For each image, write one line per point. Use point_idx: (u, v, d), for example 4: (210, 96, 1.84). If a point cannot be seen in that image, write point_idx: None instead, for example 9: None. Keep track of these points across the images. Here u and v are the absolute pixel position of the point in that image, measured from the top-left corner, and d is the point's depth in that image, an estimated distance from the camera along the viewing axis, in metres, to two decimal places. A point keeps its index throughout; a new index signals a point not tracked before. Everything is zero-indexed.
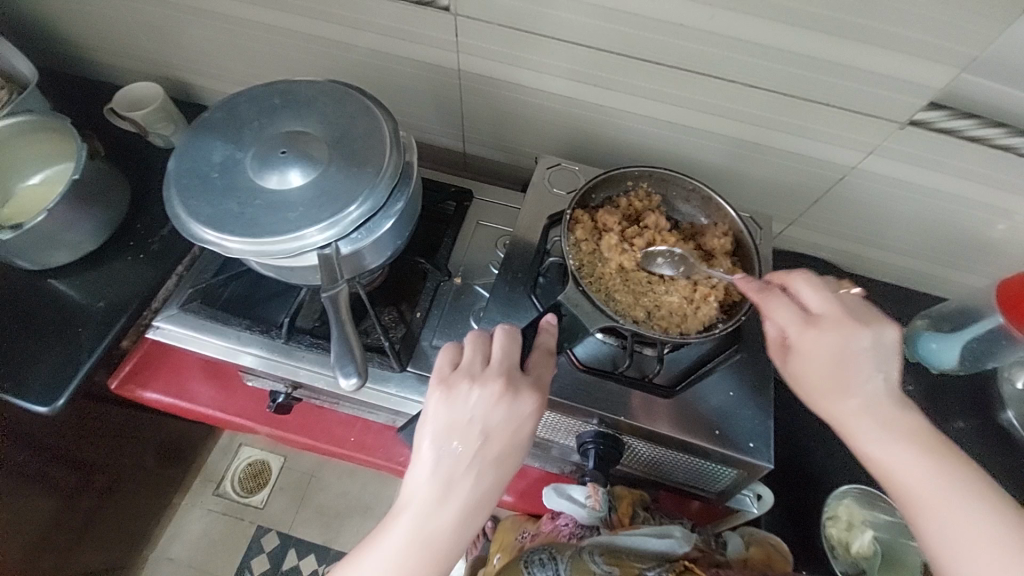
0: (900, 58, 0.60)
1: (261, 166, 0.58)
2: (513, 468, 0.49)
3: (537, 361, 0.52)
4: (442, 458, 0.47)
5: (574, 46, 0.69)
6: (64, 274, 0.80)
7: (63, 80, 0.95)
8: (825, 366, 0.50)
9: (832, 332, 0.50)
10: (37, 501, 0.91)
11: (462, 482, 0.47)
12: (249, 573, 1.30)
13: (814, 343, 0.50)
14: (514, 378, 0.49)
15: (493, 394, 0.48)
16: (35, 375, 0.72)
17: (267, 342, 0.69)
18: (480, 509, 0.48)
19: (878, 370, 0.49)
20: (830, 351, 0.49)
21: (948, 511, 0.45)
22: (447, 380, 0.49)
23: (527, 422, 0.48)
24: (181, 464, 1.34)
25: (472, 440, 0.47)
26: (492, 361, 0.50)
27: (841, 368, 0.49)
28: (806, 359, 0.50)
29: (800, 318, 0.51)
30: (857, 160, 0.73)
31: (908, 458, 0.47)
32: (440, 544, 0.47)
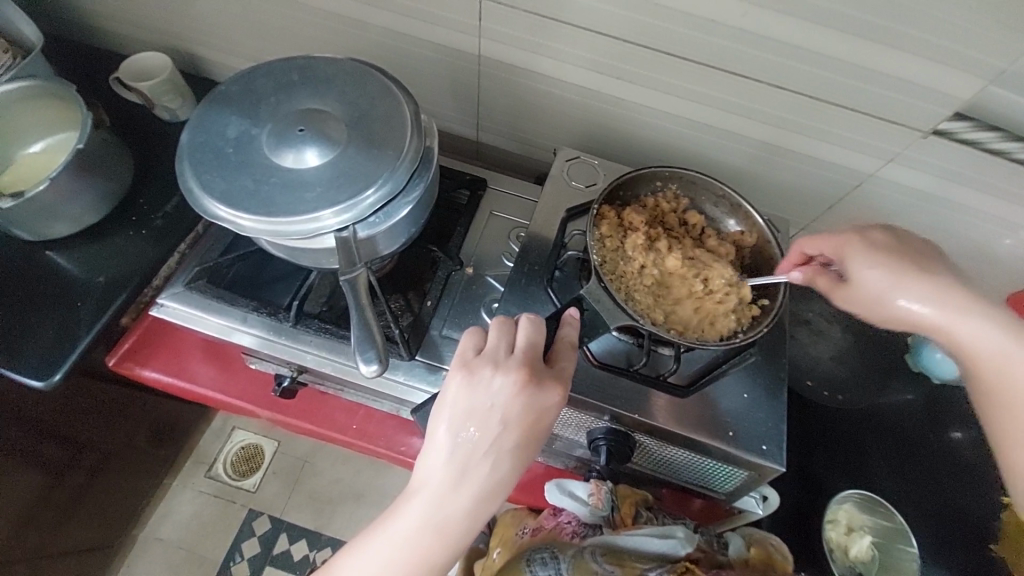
0: (929, 65, 0.59)
1: (277, 143, 0.57)
2: (529, 459, 0.48)
3: (559, 354, 0.51)
4: (459, 444, 0.45)
5: (599, 36, 0.68)
6: (64, 247, 0.77)
7: (66, 47, 0.93)
8: (896, 274, 0.50)
9: (873, 250, 0.52)
10: (28, 476, 0.89)
11: (477, 470, 0.45)
12: (239, 556, 1.29)
13: (876, 258, 0.52)
14: (536, 368, 0.48)
15: (516, 382, 0.47)
16: (31, 349, 0.70)
17: (273, 325, 0.68)
18: (492, 499, 0.46)
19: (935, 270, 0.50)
20: (893, 259, 0.51)
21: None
22: (469, 365, 0.48)
23: (547, 413, 0.47)
24: (173, 444, 1.32)
25: (490, 427, 0.46)
26: (516, 349, 0.49)
27: (913, 271, 0.50)
28: (852, 276, 0.53)
29: (848, 239, 0.55)
30: (876, 168, 0.73)
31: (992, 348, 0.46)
32: (450, 531, 0.46)
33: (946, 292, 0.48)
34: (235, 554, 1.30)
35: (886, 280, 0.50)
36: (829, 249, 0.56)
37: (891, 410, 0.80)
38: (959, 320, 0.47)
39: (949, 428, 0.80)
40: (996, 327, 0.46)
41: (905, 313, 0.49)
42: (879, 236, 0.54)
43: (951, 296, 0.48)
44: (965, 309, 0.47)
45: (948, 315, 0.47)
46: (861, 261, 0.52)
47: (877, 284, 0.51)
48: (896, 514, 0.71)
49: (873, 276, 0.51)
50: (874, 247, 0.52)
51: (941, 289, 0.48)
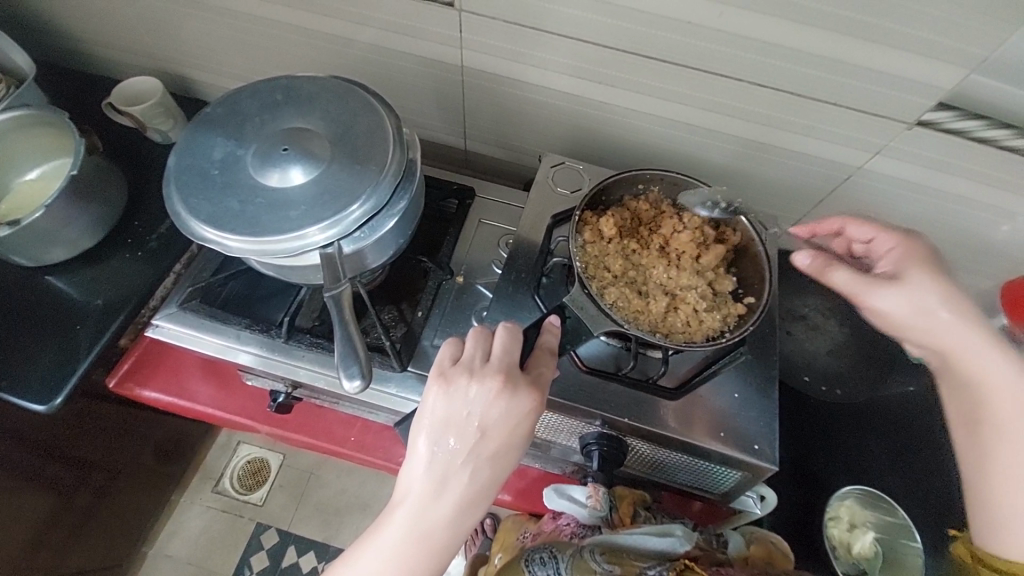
0: (909, 58, 0.59)
1: (262, 162, 0.58)
2: (509, 465, 0.48)
3: (537, 360, 0.51)
4: (437, 454, 0.46)
5: (580, 42, 0.68)
6: (61, 272, 0.79)
7: (60, 75, 0.94)
8: (941, 287, 0.53)
9: (919, 260, 0.55)
10: (35, 498, 0.90)
11: (456, 479, 0.46)
12: (248, 570, 1.30)
13: (931, 269, 0.55)
14: (513, 375, 0.48)
15: (492, 390, 0.47)
16: (31, 375, 0.71)
17: (266, 341, 0.68)
18: (474, 506, 0.47)
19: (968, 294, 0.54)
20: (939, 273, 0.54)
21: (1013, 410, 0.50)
22: (446, 374, 0.48)
23: (526, 418, 0.47)
24: (180, 461, 1.33)
25: (468, 436, 0.46)
26: (491, 357, 0.49)
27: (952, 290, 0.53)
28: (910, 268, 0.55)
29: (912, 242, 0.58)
30: (863, 160, 0.72)
31: (998, 365, 0.51)
32: (433, 540, 0.46)
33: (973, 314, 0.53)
34: (244, 568, 1.30)
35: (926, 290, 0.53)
36: (882, 240, 0.60)
37: (890, 402, 0.79)
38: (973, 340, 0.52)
39: None
40: (1004, 359, 0.51)
41: (930, 319, 0.53)
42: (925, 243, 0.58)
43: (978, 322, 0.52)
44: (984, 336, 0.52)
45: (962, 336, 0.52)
46: (910, 267, 0.55)
47: (915, 293, 0.53)
48: (898, 509, 0.71)
49: (910, 286, 0.54)
50: (920, 256, 0.56)
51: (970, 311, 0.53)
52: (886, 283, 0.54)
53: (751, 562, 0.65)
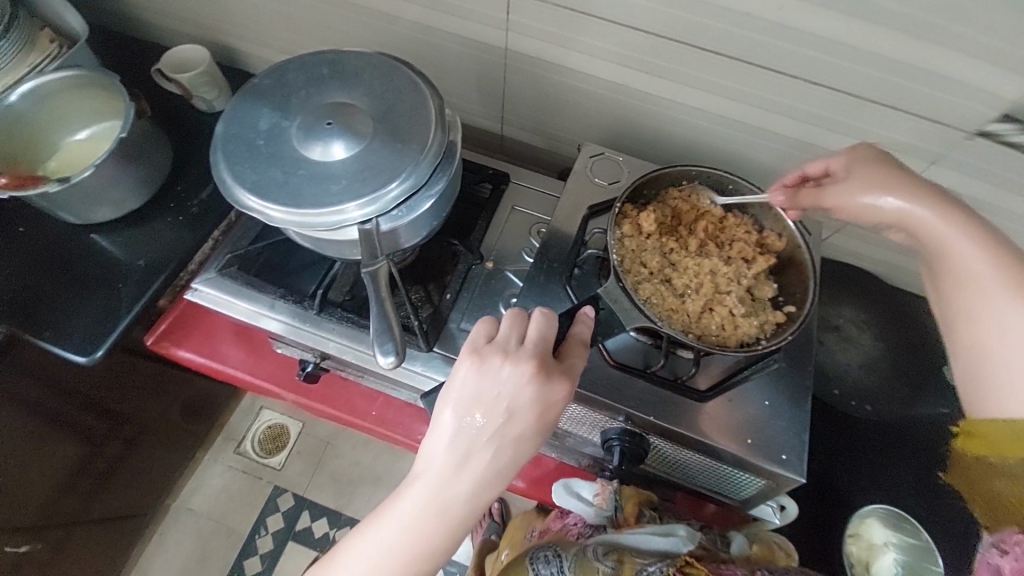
0: (979, 66, 0.56)
1: (306, 136, 0.58)
2: (533, 450, 0.48)
3: (571, 348, 0.50)
4: (464, 430, 0.46)
5: (629, 30, 0.67)
6: (107, 231, 0.82)
7: (114, 40, 0.97)
8: (893, 184, 0.49)
9: (865, 167, 0.52)
10: (72, 443, 0.95)
11: (480, 456, 0.46)
12: (264, 529, 1.35)
13: (882, 177, 0.50)
14: (546, 361, 0.48)
15: (525, 373, 0.47)
16: (76, 327, 0.75)
17: (299, 312, 0.70)
18: (493, 485, 0.47)
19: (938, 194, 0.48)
20: (896, 176, 0.50)
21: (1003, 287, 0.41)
22: (479, 351, 0.48)
23: (553, 406, 0.47)
24: (205, 420, 1.38)
25: (496, 415, 0.46)
26: (526, 340, 0.49)
27: (912, 181, 0.49)
28: (869, 170, 0.51)
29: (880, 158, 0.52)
30: (917, 169, 0.69)
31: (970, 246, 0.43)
32: (451, 513, 0.46)
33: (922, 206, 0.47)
34: (260, 527, 1.36)
35: (885, 185, 0.50)
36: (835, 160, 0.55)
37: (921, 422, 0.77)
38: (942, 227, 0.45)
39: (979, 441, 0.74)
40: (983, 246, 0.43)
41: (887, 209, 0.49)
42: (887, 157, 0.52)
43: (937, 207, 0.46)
44: (943, 213, 0.46)
45: (926, 215, 0.46)
46: (859, 175, 0.52)
47: (874, 192, 0.50)
48: (922, 531, 0.69)
49: (869, 182, 0.50)
50: (865, 170, 0.51)
51: (924, 197, 0.47)
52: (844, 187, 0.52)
53: (754, 561, 0.63)
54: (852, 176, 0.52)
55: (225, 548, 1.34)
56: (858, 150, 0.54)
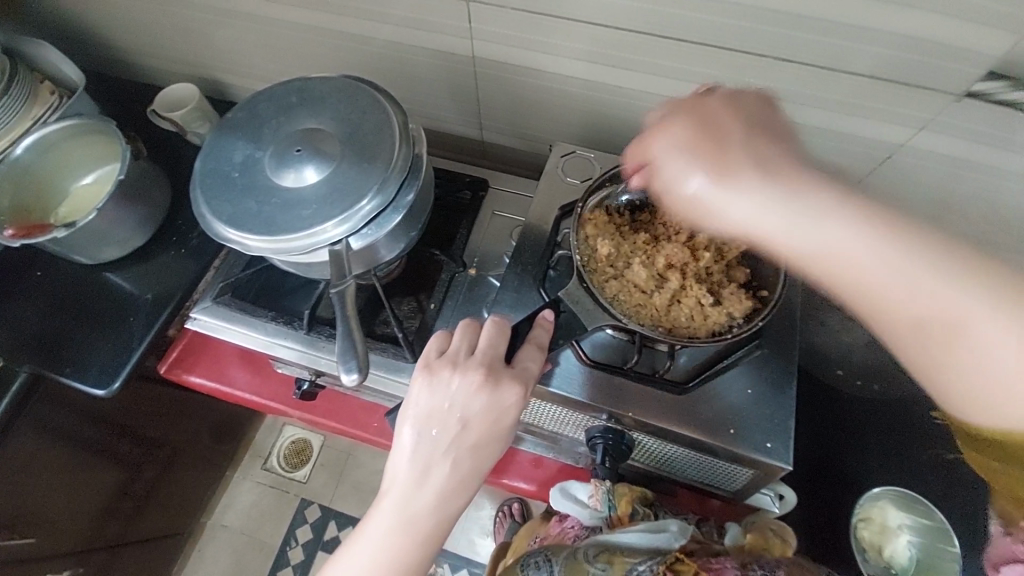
0: (954, 24, 0.54)
1: (278, 164, 0.60)
2: (493, 457, 0.49)
3: (524, 353, 0.51)
4: (420, 445, 0.47)
5: (592, 26, 0.66)
6: (117, 268, 0.86)
7: (112, 86, 1.02)
8: (709, 179, 0.45)
9: (700, 157, 0.47)
10: (106, 471, 1.01)
11: (439, 469, 0.47)
12: (294, 541, 1.40)
13: (700, 171, 0.46)
14: (495, 368, 0.49)
15: (474, 382, 0.48)
16: (93, 362, 0.79)
17: (292, 333, 0.72)
18: (457, 495, 0.48)
19: (757, 182, 0.44)
20: (719, 170, 0.45)
21: (894, 297, 0.41)
22: (430, 366, 0.50)
23: (508, 410, 0.48)
24: (232, 440, 1.44)
25: (451, 427, 0.47)
26: (475, 351, 0.51)
27: (730, 165, 0.45)
28: (682, 165, 0.47)
29: (683, 145, 0.47)
30: (904, 137, 0.67)
31: (847, 246, 0.42)
32: (418, 528, 0.47)
33: (788, 198, 0.43)
34: (291, 539, 1.40)
35: (704, 188, 0.45)
36: (647, 158, 0.50)
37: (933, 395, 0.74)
38: (775, 224, 0.43)
39: None
40: (852, 232, 0.42)
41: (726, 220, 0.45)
42: (719, 119, 0.49)
43: (766, 199, 0.44)
44: (781, 213, 0.43)
45: (768, 220, 0.43)
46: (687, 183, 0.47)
47: (706, 194, 0.46)
48: (935, 510, 0.66)
49: (696, 184, 0.46)
50: (699, 166, 0.46)
51: (753, 191, 0.44)
52: (672, 198, 0.48)
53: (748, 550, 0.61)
54: (669, 179, 0.48)
55: (260, 561, 1.39)
56: (694, 126, 0.48)
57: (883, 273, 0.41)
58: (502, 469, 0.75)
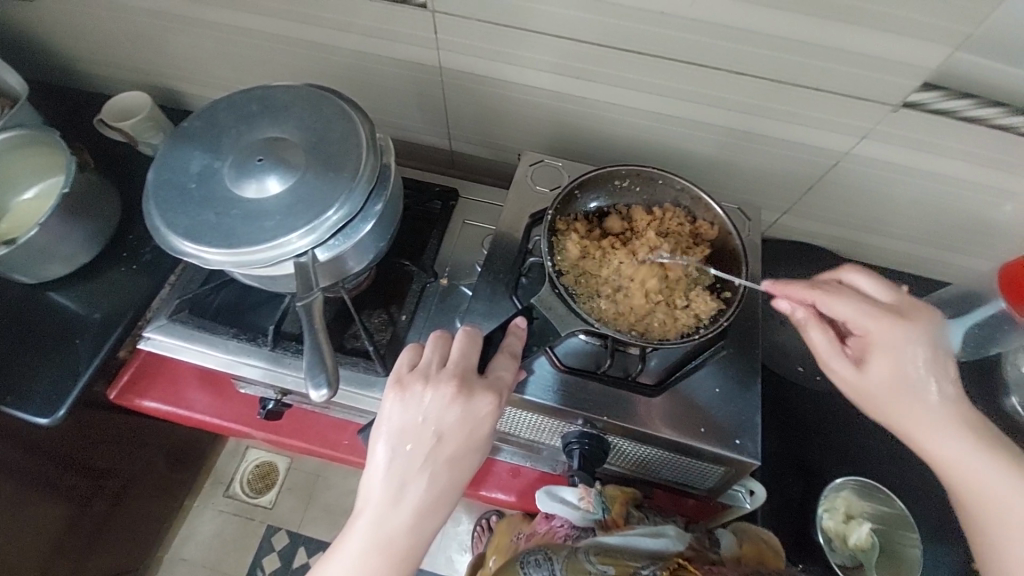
0: (892, 38, 0.57)
1: (238, 174, 0.58)
2: (470, 470, 0.48)
3: (496, 362, 0.51)
4: (395, 462, 0.46)
5: (557, 38, 0.68)
6: (62, 287, 0.81)
7: (54, 95, 0.97)
8: (889, 361, 0.52)
9: (908, 323, 0.53)
10: (50, 507, 0.93)
11: (414, 485, 0.46)
12: (261, 571, 1.33)
13: (887, 356, 0.52)
14: (468, 379, 0.49)
15: (447, 395, 0.47)
16: (35, 389, 0.73)
17: (255, 350, 0.69)
18: (435, 510, 0.46)
19: (923, 377, 0.52)
20: (909, 361, 0.52)
21: (1000, 504, 0.49)
22: (402, 381, 0.49)
23: (483, 421, 0.48)
24: (191, 467, 1.36)
25: (425, 442, 0.46)
26: (447, 362, 0.50)
27: (915, 361, 0.52)
28: (880, 354, 0.52)
29: (883, 327, 0.53)
30: (851, 146, 0.71)
31: (965, 453, 0.51)
32: (396, 548, 0.45)
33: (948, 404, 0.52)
34: (257, 569, 1.33)
35: (890, 366, 0.52)
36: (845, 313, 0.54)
37: None
38: (929, 419, 0.52)
39: None
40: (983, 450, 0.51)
41: (880, 389, 0.52)
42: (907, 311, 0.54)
43: (924, 399, 0.52)
44: (936, 409, 0.52)
45: (916, 405, 0.52)
46: (877, 351, 0.53)
47: (885, 374, 0.52)
48: (894, 498, 0.70)
49: (882, 356, 0.52)
50: (902, 330, 0.52)
51: (916, 385, 0.52)
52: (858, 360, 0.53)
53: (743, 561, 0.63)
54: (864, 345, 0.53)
55: None
56: (903, 299, 0.55)
57: (1002, 485, 0.50)
58: (480, 480, 0.74)
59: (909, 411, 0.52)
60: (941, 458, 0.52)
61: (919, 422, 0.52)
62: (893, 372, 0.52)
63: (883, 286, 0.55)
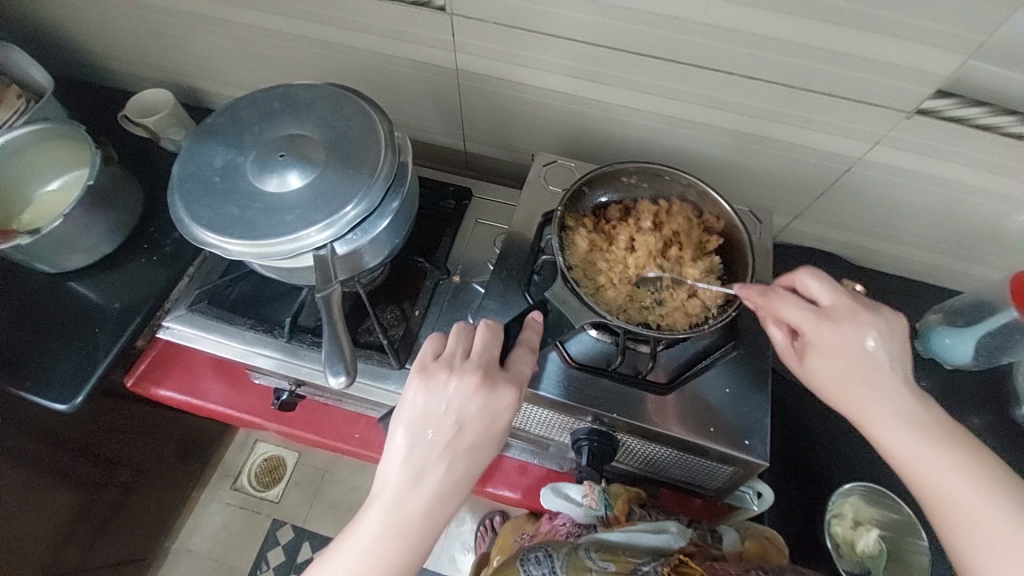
0: (905, 45, 0.58)
1: (260, 169, 0.60)
2: (486, 461, 0.49)
3: (517, 355, 0.52)
4: (416, 447, 0.47)
5: (572, 42, 0.69)
6: (84, 277, 0.83)
7: (81, 91, 0.99)
8: (836, 360, 0.50)
9: (849, 322, 0.51)
10: (64, 493, 0.95)
11: (433, 471, 0.47)
12: (265, 565, 1.34)
13: (834, 354, 0.51)
14: (491, 371, 0.50)
15: (470, 385, 0.48)
16: (56, 375, 0.75)
17: (271, 341, 0.71)
18: (451, 499, 0.47)
19: (870, 376, 0.49)
20: (853, 360, 0.50)
21: (965, 513, 0.45)
22: (426, 369, 0.50)
23: (502, 413, 0.49)
24: (200, 459, 1.38)
25: (446, 429, 0.47)
26: (471, 354, 0.51)
27: (861, 359, 0.50)
28: (824, 353, 0.51)
29: (825, 323, 0.51)
30: (863, 152, 0.71)
31: (927, 457, 0.47)
32: (410, 534, 0.46)
33: (904, 404, 0.49)
34: (261, 563, 1.34)
35: (836, 367, 0.50)
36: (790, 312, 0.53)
37: None
38: (881, 421, 0.49)
39: (961, 414, 0.78)
40: (944, 453, 0.47)
41: (832, 388, 0.51)
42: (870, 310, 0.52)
43: (874, 397, 0.49)
44: (889, 410, 0.48)
45: (867, 406, 0.49)
46: (825, 351, 0.51)
47: (834, 371, 0.50)
48: (901, 505, 0.70)
49: (828, 357, 0.51)
50: (845, 329, 0.51)
51: (866, 384, 0.49)
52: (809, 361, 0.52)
53: (745, 558, 0.63)
54: (811, 348, 0.52)
55: None
56: (850, 297, 0.53)
57: (966, 490, 0.45)
58: (487, 477, 0.75)
59: (863, 409, 0.49)
60: (904, 465, 0.48)
61: (870, 424, 0.49)
62: (839, 374, 0.50)
63: (829, 286, 0.53)
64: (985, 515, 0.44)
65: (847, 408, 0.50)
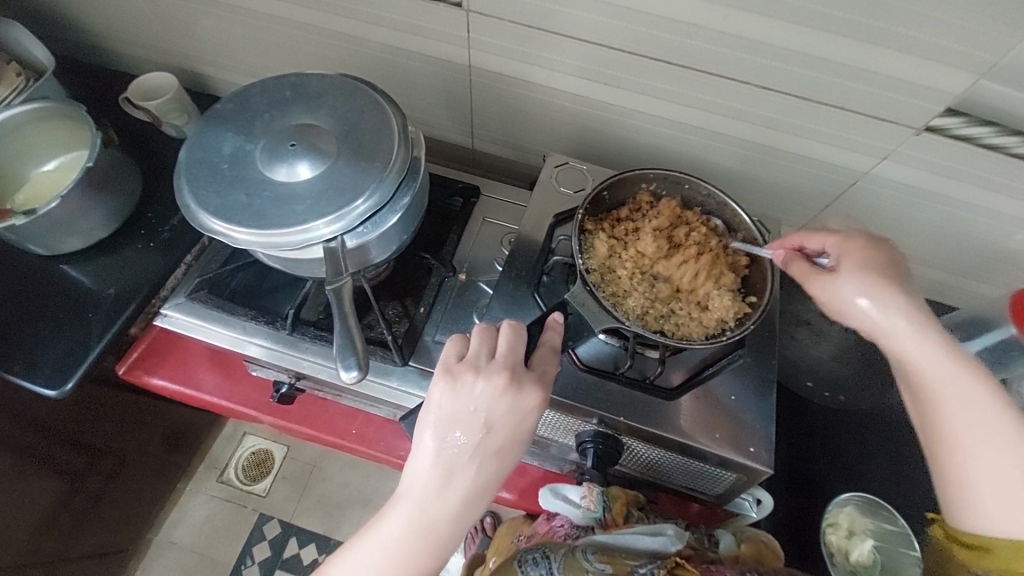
0: (918, 62, 0.59)
1: (270, 157, 0.59)
2: (514, 462, 0.49)
3: (541, 356, 0.52)
4: (443, 449, 0.47)
5: (587, 44, 0.69)
6: (78, 260, 0.81)
7: (80, 71, 0.97)
8: (864, 274, 0.51)
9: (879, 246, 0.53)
10: (46, 481, 0.93)
11: (462, 473, 0.47)
12: (250, 559, 1.32)
13: (860, 270, 0.52)
14: (518, 372, 0.49)
15: (497, 387, 0.48)
16: (46, 359, 0.73)
17: (272, 333, 0.70)
18: (479, 499, 0.47)
19: (892, 286, 0.51)
20: (879, 274, 0.51)
21: (958, 408, 0.47)
22: (452, 371, 0.49)
23: (529, 414, 0.49)
24: (187, 451, 1.35)
25: (474, 431, 0.47)
26: (497, 355, 0.50)
27: (887, 276, 0.51)
28: (852, 266, 0.52)
29: (855, 245, 0.54)
30: (870, 166, 0.72)
31: (936, 359, 0.48)
32: (438, 532, 0.47)
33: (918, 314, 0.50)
34: (246, 557, 1.32)
35: (864, 282, 0.51)
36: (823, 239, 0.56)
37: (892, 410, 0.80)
38: (893, 325, 0.50)
39: None
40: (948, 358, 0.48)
41: (854, 304, 0.51)
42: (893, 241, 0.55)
43: (896, 304, 0.50)
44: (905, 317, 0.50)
45: (886, 312, 0.50)
46: (853, 265, 0.52)
47: (859, 284, 0.51)
48: (897, 516, 0.70)
49: (854, 274, 0.52)
50: (873, 248, 0.53)
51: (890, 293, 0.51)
52: (833, 279, 0.53)
53: (743, 561, 0.63)
54: (841, 266, 0.53)
55: None
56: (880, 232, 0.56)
57: (964, 390, 0.47)
58: None
59: (879, 318, 0.50)
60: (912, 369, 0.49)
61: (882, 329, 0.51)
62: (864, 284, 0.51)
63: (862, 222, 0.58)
64: (974, 412, 0.46)
65: (864, 318, 0.51)
